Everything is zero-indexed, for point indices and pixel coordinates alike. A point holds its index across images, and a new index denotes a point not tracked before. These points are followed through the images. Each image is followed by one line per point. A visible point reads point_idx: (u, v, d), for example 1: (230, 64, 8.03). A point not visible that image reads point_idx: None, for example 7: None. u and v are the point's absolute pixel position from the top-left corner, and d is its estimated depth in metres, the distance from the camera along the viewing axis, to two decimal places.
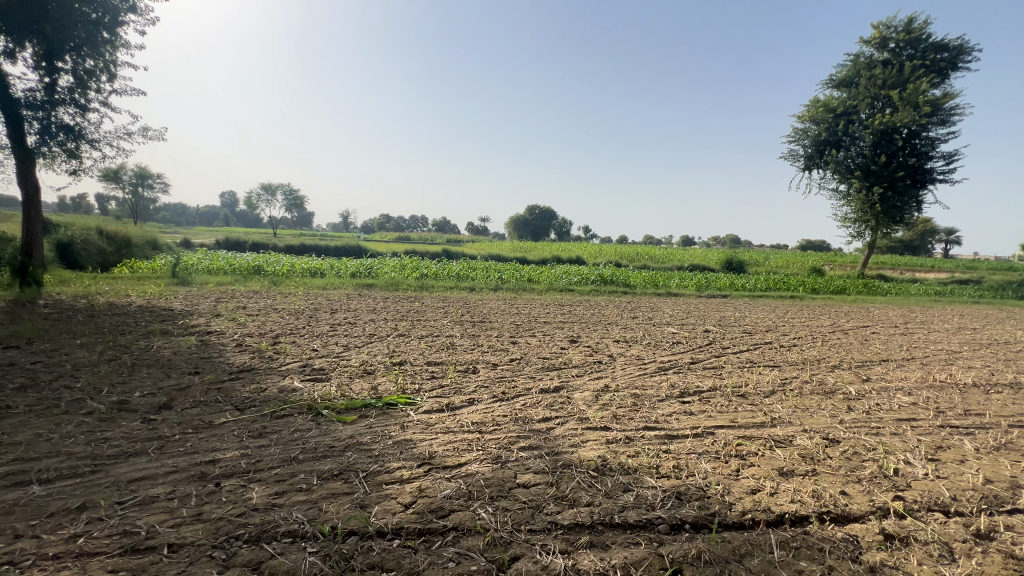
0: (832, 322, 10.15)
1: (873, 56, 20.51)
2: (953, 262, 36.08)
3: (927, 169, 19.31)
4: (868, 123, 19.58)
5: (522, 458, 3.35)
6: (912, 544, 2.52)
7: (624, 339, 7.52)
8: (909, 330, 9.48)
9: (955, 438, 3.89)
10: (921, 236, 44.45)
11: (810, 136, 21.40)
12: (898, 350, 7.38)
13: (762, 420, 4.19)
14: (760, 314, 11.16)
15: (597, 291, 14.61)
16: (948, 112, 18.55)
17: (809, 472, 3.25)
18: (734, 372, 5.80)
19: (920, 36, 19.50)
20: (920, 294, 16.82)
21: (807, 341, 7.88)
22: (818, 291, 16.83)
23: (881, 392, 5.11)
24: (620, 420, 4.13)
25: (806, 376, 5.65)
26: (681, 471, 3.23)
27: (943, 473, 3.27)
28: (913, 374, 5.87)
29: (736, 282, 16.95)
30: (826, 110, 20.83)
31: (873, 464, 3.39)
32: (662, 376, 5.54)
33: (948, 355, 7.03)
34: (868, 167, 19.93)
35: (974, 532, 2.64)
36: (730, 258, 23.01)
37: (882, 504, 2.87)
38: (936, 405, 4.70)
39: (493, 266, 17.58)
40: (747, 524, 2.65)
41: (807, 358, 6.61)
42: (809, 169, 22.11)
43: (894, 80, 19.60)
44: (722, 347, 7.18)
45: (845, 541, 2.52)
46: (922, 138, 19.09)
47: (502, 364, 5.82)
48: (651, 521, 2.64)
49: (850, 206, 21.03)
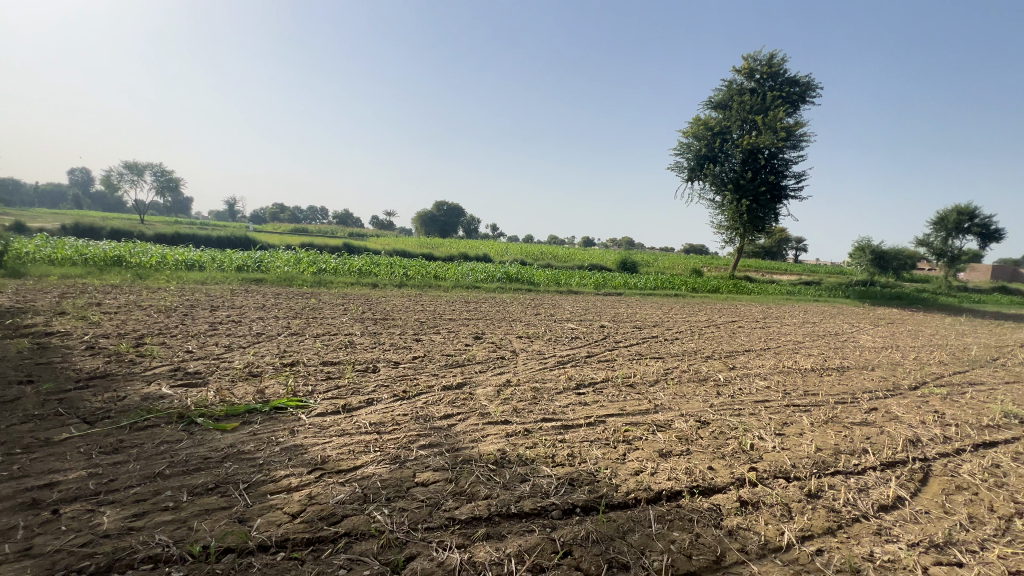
0: (707, 317, 11.43)
1: (742, 84, 23.36)
2: (801, 266, 42.48)
3: (783, 186, 22.42)
4: (738, 142, 22.22)
5: (421, 457, 3.30)
6: (761, 508, 2.92)
7: (527, 335, 7.77)
8: (766, 324, 10.98)
9: (796, 415, 4.59)
10: (778, 244, 51.69)
11: (692, 151, 23.78)
12: (757, 341, 8.54)
13: (647, 407, 4.58)
14: (649, 310, 12.22)
15: (503, 288, 14.86)
16: (798, 139, 21.69)
17: (683, 452, 3.62)
18: (624, 364, 6.28)
19: (779, 70, 22.62)
20: (776, 293, 19.59)
21: (686, 335, 8.79)
22: (697, 289, 18.82)
23: (743, 378, 5.86)
24: (520, 413, 4.25)
25: (684, 366, 6.29)
26: (573, 459, 3.41)
27: (786, 445, 3.84)
28: (768, 361, 6.83)
29: (629, 281, 18.34)
30: (705, 128, 23.24)
31: (734, 441, 3.88)
32: (560, 370, 5.81)
33: (794, 345, 8.27)
34: (738, 181, 22.65)
35: (806, 493, 3.13)
36: (625, 258, 24.84)
37: (739, 475, 3.30)
38: (784, 388, 5.50)
39: (398, 261, 17.08)
40: (630, 502, 2.88)
41: (686, 350, 7.37)
42: (692, 180, 24.54)
43: (758, 106, 22.44)
44: (615, 341, 7.74)
45: (709, 510, 2.85)
46: (779, 159, 22.11)
47: (404, 362, 5.68)
48: (545, 508, 2.76)
49: (724, 215, 23.76)
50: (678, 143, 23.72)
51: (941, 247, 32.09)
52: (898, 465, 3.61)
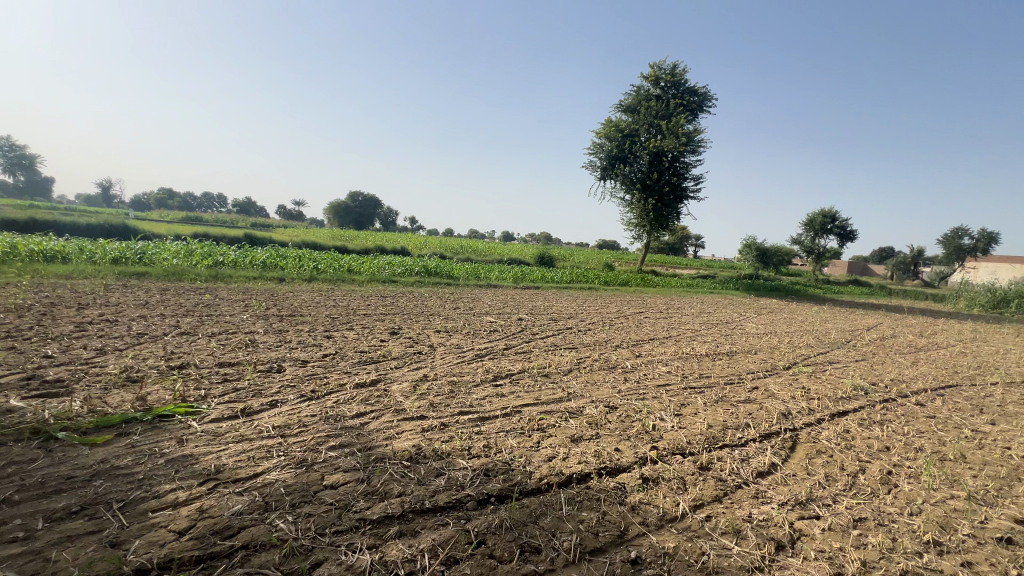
0: (618, 309, 12.13)
1: (649, 90, 24.96)
2: (699, 261, 46.58)
3: (684, 187, 24.34)
4: (645, 145, 23.71)
5: (330, 459, 3.14)
6: (660, 482, 3.18)
7: (445, 330, 7.70)
8: (668, 314, 11.90)
9: (692, 396, 5.04)
10: (680, 240, 56.12)
11: (605, 151, 24.99)
12: (660, 330, 9.24)
13: (560, 396, 4.76)
14: (564, 303, 12.69)
15: (421, 282, 14.57)
16: (696, 144, 23.65)
17: (593, 436, 3.82)
18: (540, 355, 6.47)
19: (680, 80, 24.48)
20: (677, 286, 21.27)
21: (598, 326, 9.27)
22: (609, 282, 19.87)
23: (648, 365, 6.30)
24: (436, 407, 4.21)
25: (596, 355, 6.64)
26: (489, 450, 3.45)
27: (683, 424, 4.20)
28: (669, 349, 7.41)
29: (546, 275, 18.88)
30: (616, 130, 24.51)
31: (638, 423, 4.17)
32: (478, 363, 5.85)
33: (691, 333, 9.07)
34: (645, 182, 24.20)
35: (699, 466, 3.45)
36: (543, 253, 25.54)
37: (642, 454, 3.56)
38: (682, 372, 6.02)
39: (307, 254, 16.03)
40: (542, 488, 2.98)
41: (598, 340, 7.76)
42: (604, 179, 25.77)
43: (663, 112, 24.11)
44: (531, 334, 7.94)
45: (615, 489, 3.03)
46: (681, 162, 23.92)
47: (313, 360, 5.37)
48: (460, 501, 2.76)
49: (633, 213, 25.31)
50: (592, 143, 24.78)
51: (811, 245, 36.90)
52: (773, 436, 4.11)
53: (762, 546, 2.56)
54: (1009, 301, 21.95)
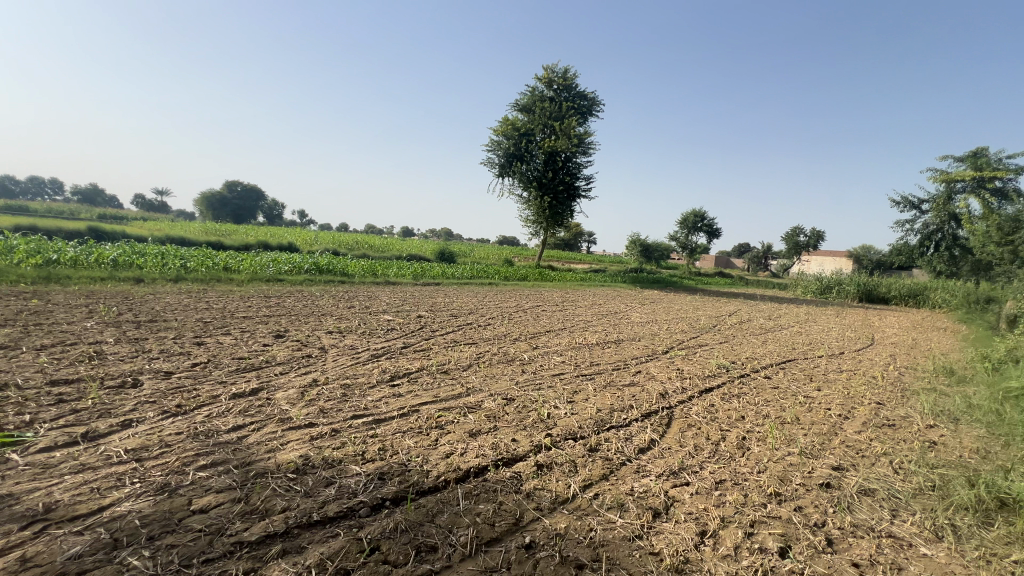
0: (516, 303, 12.45)
1: (543, 92, 25.90)
2: (592, 256, 49.58)
3: (576, 186, 25.64)
4: (540, 144, 24.56)
5: (200, 479, 2.81)
6: (554, 467, 3.34)
7: (338, 330, 7.28)
8: (563, 307, 12.50)
9: (583, 383, 5.36)
10: (575, 236, 59.21)
11: (502, 149, 25.43)
12: (556, 322, 9.67)
13: (459, 392, 4.77)
14: (465, 299, 12.71)
15: (311, 281, 13.59)
16: (587, 146, 25.04)
17: (491, 429, 3.88)
18: (439, 352, 6.41)
19: (571, 84, 25.74)
20: (572, 280, 22.43)
21: (497, 320, 9.43)
22: (509, 277, 20.31)
23: (544, 356, 6.57)
24: (327, 413, 3.97)
25: (495, 349, 6.75)
26: (385, 453, 3.34)
27: (575, 410, 4.46)
28: (563, 340, 7.80)
29: (447, 271, 18.72)
30: (513, 128, 25.05)
31: (534, 412, 4.33)
32: (374, 363, 5.62)
33: (584, 324, 9.62)
34: (541, 180, 25.06)
35: (589, 448, 3.69)
36: (444, 249, 25.26)
37: (537, 442, 3.70)
38: (575, 361, 6.37)
39: (172, 251, 14.05)
40: (439, 486, 2.96)
41: (496, 334, 7.90)
42: (502, 176, 26.23)
43: (556, 114, 25.15)
44: (431, 331, 7.83)
45: (511, 479, 3.12)
46: (573, 162, 25.18)
47: (180, 371, 4.73)
48: (352, 509, 2.64)
49: (530, 210, 26.11)
50: (490, 140, 25.04)
51: (685, 241, 41.28)
52: (652, 414, 4.53)
53: (642, 515, 2.81)
54: (831, 288, 26.72)
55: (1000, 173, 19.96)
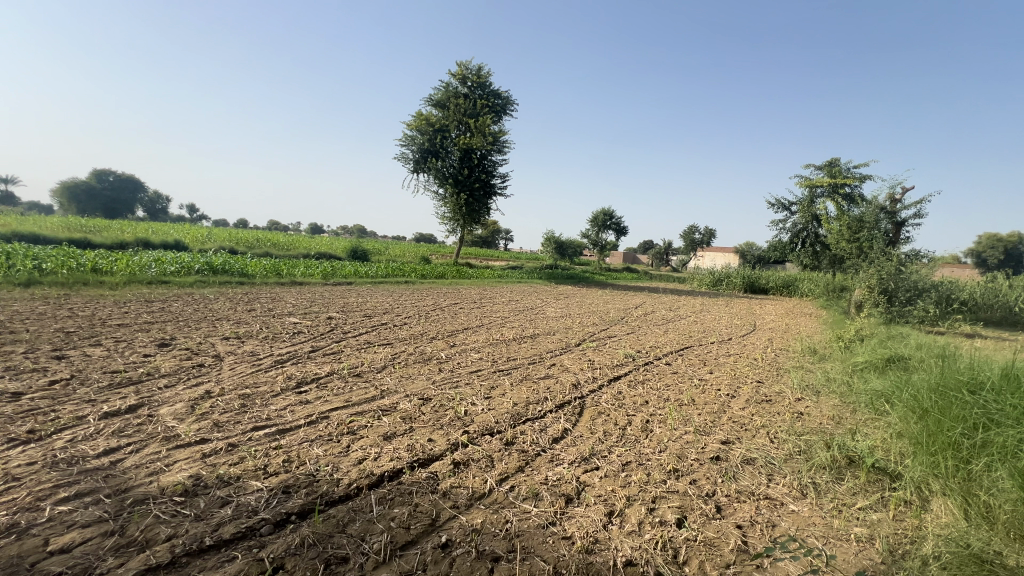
0: (434, 302, 12.28)
1: (458, 89, 25.74)
2: (510, 253, 50.29)
3: (492, 184, 25.78)
4: (455, 141, 24.38)
5: (60, 514, 2.42)
6: (471, 464, 3.35)
7: (235, 335, 6.67)
8: (481, 304, 12.56)
9: (500, 379, 5.43)
10: (492, 233, 59.65)
11: (416, 144, 24.89)
12: (474, 319, 9.70)
13: (373, 395, 4.60)
14: (380, 298, 12.27)
15: (203, 282, 12.27)
16: (502, 144, 25.30)
17: (406, 431, 3.80)
18: (351, 354, 6.12)
19: (485, 82, 25.86)
20: (490, 277, 22.57)
21: (414, 319, 9.22)
22: (426, 275, 19.96)
23: (461, 354, 6.56)
24: (223, 427, 3.62)
25: (411, 349, 6.61)
26: (290, 464, 3.12)
27: (492, 406, 4.50)
28: (481, 337, 7.84)
29: (360, 270, 17.92)
30: (427, 123, 24.62)
31: (451, 411, 4.31)
32: (278, 369, 5.23)
33: (501, 321, 9.75)
34: (457, 177, 24.86)
35: (505, 442, 3.75)
36: (356, 247, 24.14)
37: (454, 440, 3.69)
38: (493, 357, 6.43)
39: (22, 249, 11.92)
40: (351, 494, 2.84)
41: (413, 334, 7.73)
42: (417, 172, 25.65)
43: (471, 111, 25.11)
44: (342, 332, 7.46)
45: (427, 480, 3.08)
46: (488, 160, 25.33)
47: (33, 391, 4.03)
48: (252, 527, 2.44)
49: (446, 207, 25.80)
50: (403, 135, 24.36)
51: (596, 239, 43.42)
52: (566, 405, 4.72)
53: (555, 502, 2.92)
54: (722, 281, 29.66)
55: (849, 180, 23.44)
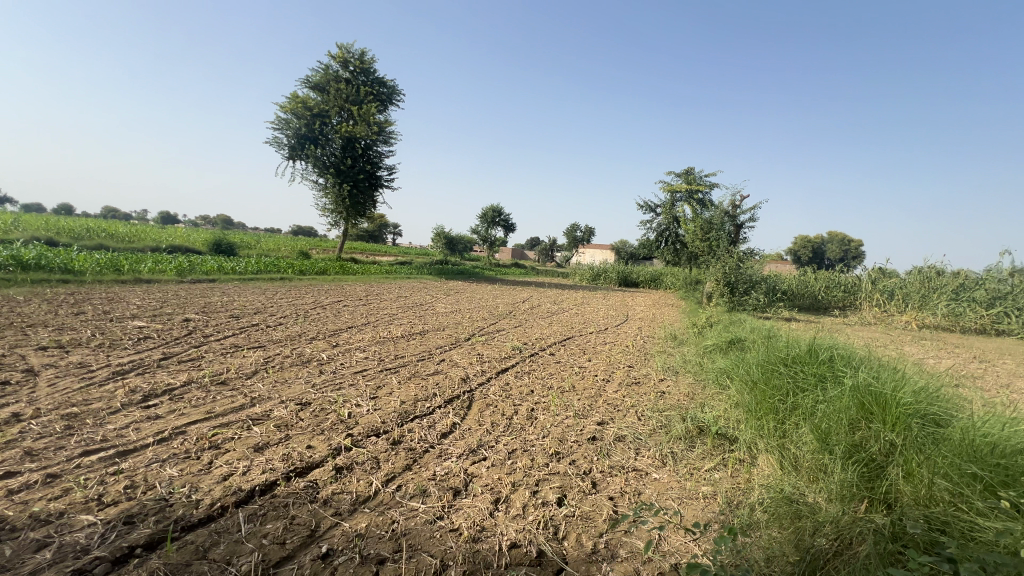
0: (314, 300, 11.41)
1: (338, 72, 24.14)
2: (398, 248, 48.71)
3: (378, 176, 24.63)
4: (337, 128, 22.88)
5: None
6: (354, 467, 3.20)
7: (56, 344, 5.51)
8: (367, 301, 11.99)
9: (387, 377, 5.27)
10: (378, 227, 57.31)
11: (292, 128, 22.85)
12: (359, 317, 9.23)
13: (241, 403, 4.15)
14: (250, 297, 11.07)
15: (7, 281, 9.91)
16: (388, 135, 24.33)
17: (281, 439, 3.50)
18: (214, 360, 5.45)
19: (369, 68, 24.64)
20: (376, 273, 21.62)
21: (290, 319, 8.49)
22: (306, 271, 18.44)
23: (345, 354, 6.22)
24: (40, 455, 2.99)
25: (288, 351, 6.08)
26: (134, 490, 2.69)
27: (378, 406, 4.35)
28: (367, 335, 7.50)
29: (225, 266, 15.93)
30: (304, 107, 22.73)
31: (333, 414, 4.06)
32: (118, 382, 4.45)
33: (389, 318, 9.41)
34: (339, 166, 23.30)
35: (392, 441, 3.65)
36: (220, 239, 21.40)
37: (336, 445, 3.49)
38: (379, 356, 6.20)
39: None
40: (213, 515, 2.54)
41: (289, 335, 7.12)
42: (293, 159, 23.55)
43: (353, 98, 23.73)
44: (202, 335, 6.59)
45: (305, 489, 2.88)
46: (374, 150, 24.25)
47: None
48: (81, 570, 2.06)
49: (327, 198, 24.03)
50: (276, 117, 22.19)
51: (485, 235, 44.03)
52: (455, 400, 4.74)
53: (442, 497, 2.93)
54: (600, 275, 32.10)
55: (702, 188, 26.87)
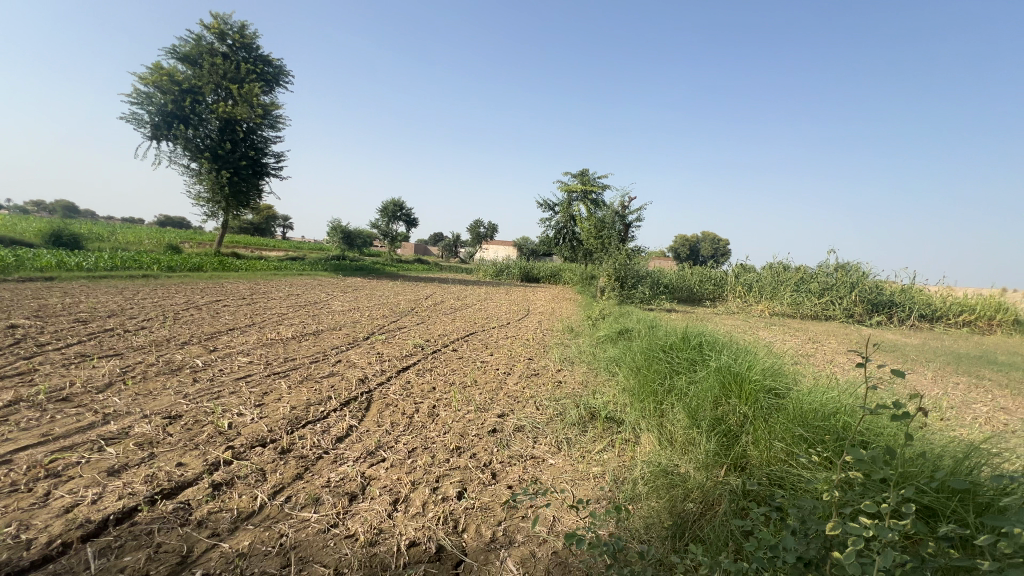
0: (185, 299, 10.11)
1: (213, 45, 21.55)
2: (288, 243, 45.05)
3: (264, 163, 22.50)
4: (212, 107, 20.44)
5: None
6: (235, 482, 2.92)
7: None
8: (251, 300, 10.92)
9: (275, 382, 4.86)
10: (264, 219, 52.53)
11: (155, 104, 19.94)
12: (242, 318, 8.39)
13: (91, 422, 3.56)
14: (102, 297, 9.48)
15: None
16: (275, 119, 22.31)
17: (143, 458, 3.07)
18: (54, 372, 4.59)
19: (251, 43, 22.35)
20: (263, 269, 19.79)
21: (155, 322, 7.43)
22: (176, 267, 16.27)
23: (225, 358, 5.61)
24: None
25: (153, 358, 5.34)
26: None
27: (264, 413, 4.01)
28: (252, 337, 6.85)
29: (67, 261, 13.43)
30: (170, 80, 19.95)
31: (209, 426, 3.66)
32: None
33: (278, 318, 8.68)
34: (216, 150, 20.87)
35: (280, 451, 3.39)
36: (60, 230, 17.99)
37: (213, 459, 3.15)
38: (265, 360, 5.70)
39: None
40: (52, 555, 2.16)
41: (154, 339, 6.25)
42: (157, 139, 20.57)
43: (232, 75, 21.39)
44: (35, 344, 5.51)
45: (175, 511, 2.56)
46: (258, 135, 22.09)
47: None
48: None
49: (202, 185, 21.37)
50: (133, 89, 19.19)
51: (386, 230, 42.51)
52: (351, 402, 4.53)
53: (337, 503, 2.80)
54: (503, 271, 32.74)
55: (595, 189, 28.62)
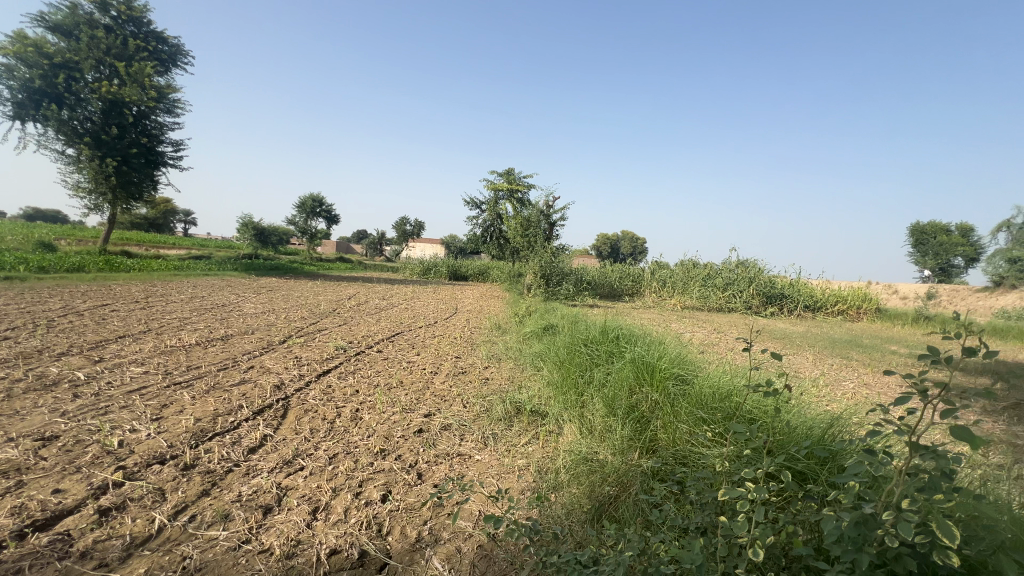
0: (63, 304, 8.85)
1: (93, 15, 19.02)
2: (191, 240, 41.01)
3: (159, 152, 20.28)
4: (93, 86, 18.05)
5: None
6: (127, 506, 2.62)
7: None
8: (146, 304, 9.81)
9: (175, 393, 4.42)
10: (161, 214, 47.42)
11: (17, 78, 17.21)
12: (135, 324, 7.51)
13: None
14: None
15: None
16: (171, 103, 20.18)
17: (9, 489, 2.66)
18: None
19: (141, 17, 20.00)
20: (161, 269, 17.86)
21: (23, 331, 6.43)
22: (50, 267, 14.16)
23: (113, 370, 4.99)
24: None
25: (21, 373, 4.63)
26: None
27: (162, 428, 3.63)
28: (147, 344, 6.17)
29: None
30: (36, 52, 17.35)
31: (94, 446, 3.25)
32: None
33: (179, 323, 7.88)
34: (98, 135, 18.46)
35: (182, 467, 3.09)
36: None
37: (99, 482, 2.80)
38: (164, 369, 5.16)
39: None
40: None
41: (22, 351, 5.41)
42: (21, 120, 17.76)
43: (118, 51, 19.04)
44: None
45: (51, 544, 2.25)
46: (151, 121, 19.85)
47: None
48: None
49: (81, 174, 18.77)
50: None
51: (304, 227, 40.16)
52: (265, 410, 4.24)
53: (249, 518, 2.62)
54: (430, 269, 32.28)
55: (521, 188, 29.11)
